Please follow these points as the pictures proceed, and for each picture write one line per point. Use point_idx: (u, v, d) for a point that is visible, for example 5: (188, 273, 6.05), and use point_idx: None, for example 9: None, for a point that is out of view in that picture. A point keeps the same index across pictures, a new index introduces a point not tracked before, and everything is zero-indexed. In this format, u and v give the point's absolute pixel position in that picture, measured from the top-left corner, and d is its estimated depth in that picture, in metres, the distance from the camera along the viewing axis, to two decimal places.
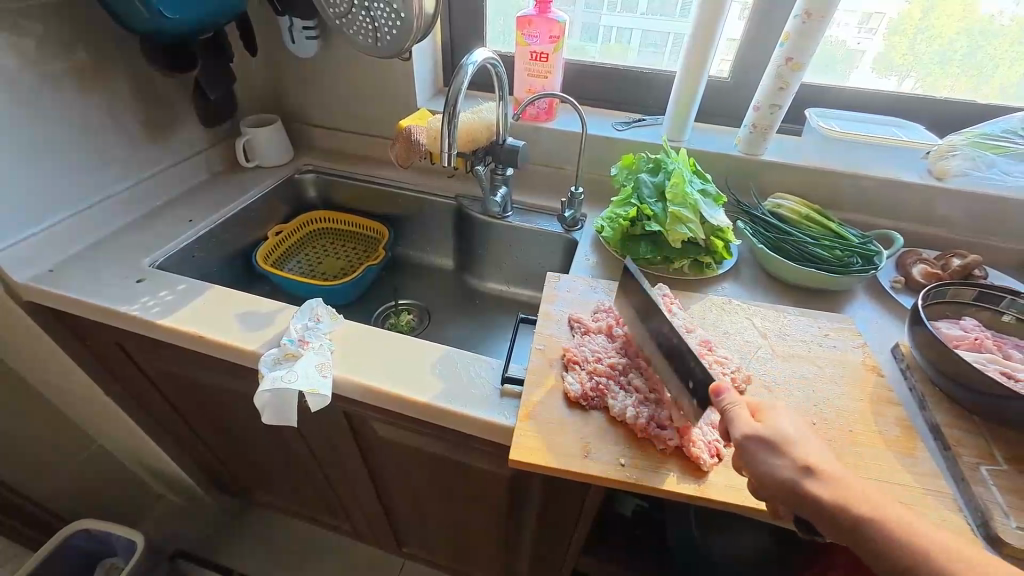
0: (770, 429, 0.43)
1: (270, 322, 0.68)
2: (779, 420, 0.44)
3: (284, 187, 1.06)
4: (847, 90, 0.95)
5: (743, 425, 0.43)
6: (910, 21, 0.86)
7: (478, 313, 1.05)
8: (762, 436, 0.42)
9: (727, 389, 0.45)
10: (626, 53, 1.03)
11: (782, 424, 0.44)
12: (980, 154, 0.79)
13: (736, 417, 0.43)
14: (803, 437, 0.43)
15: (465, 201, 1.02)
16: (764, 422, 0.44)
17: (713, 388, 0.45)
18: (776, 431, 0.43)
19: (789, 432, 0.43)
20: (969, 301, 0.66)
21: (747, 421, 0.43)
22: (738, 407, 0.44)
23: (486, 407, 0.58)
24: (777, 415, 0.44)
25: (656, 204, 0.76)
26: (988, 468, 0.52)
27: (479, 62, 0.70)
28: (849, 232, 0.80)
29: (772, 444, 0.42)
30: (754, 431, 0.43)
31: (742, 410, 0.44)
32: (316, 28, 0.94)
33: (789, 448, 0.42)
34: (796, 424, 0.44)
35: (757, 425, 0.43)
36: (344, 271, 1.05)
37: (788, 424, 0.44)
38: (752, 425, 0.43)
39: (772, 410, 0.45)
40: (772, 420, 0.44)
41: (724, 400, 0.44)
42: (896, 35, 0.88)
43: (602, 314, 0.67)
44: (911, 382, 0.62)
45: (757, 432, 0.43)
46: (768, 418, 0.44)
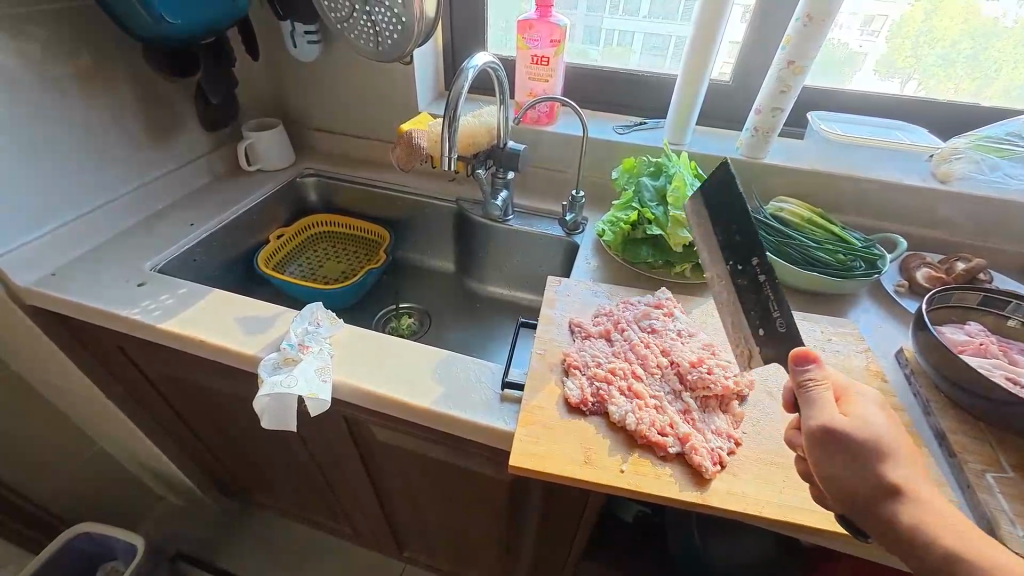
0: (859, 424, 0.40)
1: (271, 325, 0.68)
2: (870, 415, 0.41)
3: (286, 190, 1.06)
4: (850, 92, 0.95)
5: (827, 414, 0.41)
6: (913, 24, 0.86)
7: (479, 315, 1.05)
8: (847, 429, 0.40)
9: (814, 364, 0.42)
10: (628, 56, 1.03)
11: (873, 419, 0.41)
12: (982, 157, 0.79)
13: (819, 403, 0.42)
14: (893, 441, 0.41)
15: (466, 204, 1.02)
16: (853, 415, 0.41)
17: (796, 354, 0.43)
18: (866, 428, 0.40)
19: (879, 430, 0.41)
20: (974, 305, 0.65)
21: (832, 411, 0.41)
22: (825, 389, 0.42)
23: (486, 413, 0.58)
24: (868, 408, 0.42)
25: (657, 207, 0.76)
26: (994, 475, 0.51)
27: (479, 66, 0.70)
28: (852, 236, 0.80)
29: (858, 441, 0.40)
30: (839, 422, 0.40)
31: (828, 393, 0.42)
32: (318, 32, 0.94)
33: (879, 453, 0.40)
34: (887, 421, 0.41)
35: (846, 417, 0.41)
36: (345, 274, 1.05)
37: (879, 420, 0.41)
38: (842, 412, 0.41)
39: (861, 401, 0.42)
40: (861, 413, 0.41)
41: (808, 377, 0.43)
42: (898, 38, 0.87)
43: (602, 318, 0.66)
44: (915, 388, 0.61)
45: (843, 424, 0.40)
46: (854, 408, 0.42)
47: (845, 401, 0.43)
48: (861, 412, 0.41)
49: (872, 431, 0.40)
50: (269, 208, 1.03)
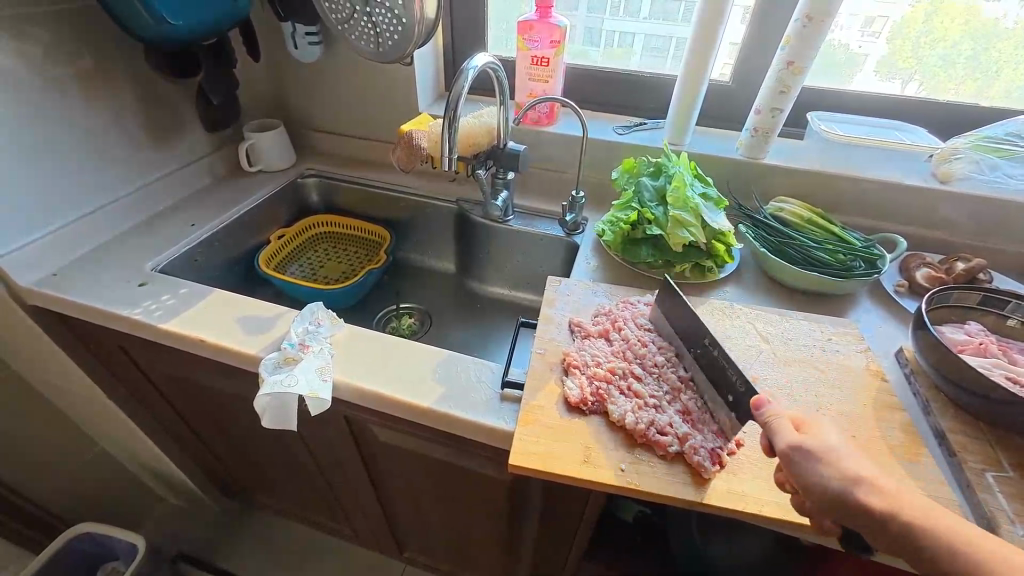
0: (817, 442, 0.41)
1: (272, 325, 0.68)
2: (826, 434, 0.42)
3: (287, 191, 1.07)
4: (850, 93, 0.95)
5: (787, 435, 0.41)
6: (912, 25, 0.86)
7: (479, 316, 1.05)
8: (809, 447, 0.41)
9: (769, 403, 0.43)
10: (628, 57, 1.03)
11: (830, 438, 0.42)
12: (981, 157, 0.79)
13: (779, 428, 0.42)
14: (852, 453, 0.41)
15: (466, 205, 1.02)
16: (810, 435, 0.42)
17: (755, 400, 0.44)
18: (826, 446, 0.41)
19: (838, 447, 0.41)
20: (974, 305, 0.65)
21: (792, 432, 0.41)
22: (782, 419, 0.42)
23: (486, 413, 0.58)
24: (824, 430, 0.42)
25: (657, 207, 0.76)
26: (994, 474, 0.51)
27: (479, 67, 0.70)
28: (852, 236, 0.80)
29: (820, 456, 0.40)
30: (798, 440, 0.41)
31: (786, 424, 0.42)
32: (319, 34, 0.95)
33: (841, 462, 0.40)
34: (844, 442, 0.42)
35: (804, 436, 0.41)
36: (346, 274, 1.05)
37: (838, 440, 0.42)
38: (796, 435, 0.41)
39: (817, 424, 0.43)
40: (819, 434, 0.42)
41: (765, 414, 0.43)
42: (898, 39, 0.87)
43: (602, 318, 0.67)
44: (915, 387, 0.61)
45: (805, 444, 0.41)
46: (814, 431, 0.42)
47: (804, 427, 0.43)
48: (818, 431, 0.42)
49: (829, 447, 0.41)
50: (270, 209, 1.03)
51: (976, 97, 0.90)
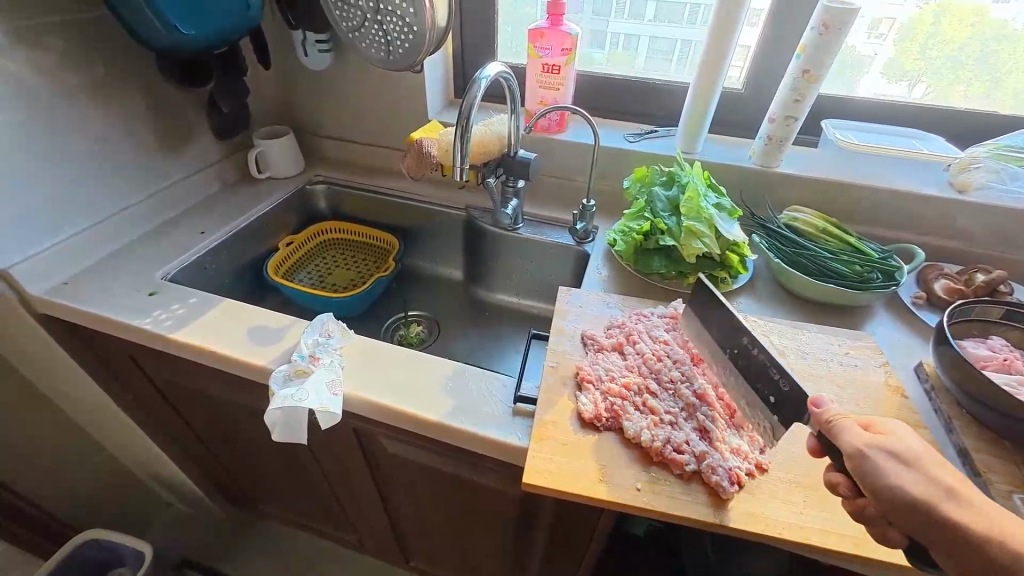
0: (895, 443, 0.40)
1: (281, 336, 0.68)
2: (903, 434, 0.41)
3: (296, 198, 1.07)
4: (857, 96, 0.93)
5: (857, 434, 0.40)
6: (922, 26, 0.85)
7: (488, 323, 1.05)
8: (886, 448, 0.39)
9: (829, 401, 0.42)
10: (633, 60, 1.02)
11: (907, 439, 0.40)
12: (1000, 166, 0.77)
13: (846, 427, 0.41)
14: (933, 457, 0.39)
15: (475, 213, 1.01)
16: (885, 437, 0.41)
17: (812, 398, 0.43)
18: (906, 449, 0.40)
19: (917, 449, 0.40)
20: (996, 319, 0.64)
21: (860, 432, 0.40)
22: (849, 420, 0.41)
23: (498, 428, 0.57)
24: (899, 432, 0.41)
25: (669, 218, 0.75)
26: (1022, 497, 0.50)
27: (492, 76, 0.70)
28: (868, 247, 0.78)
29: (897, 456, 0.39)
30: (871, 442, 0.40)
31: (852, 423, 0.41)
32: (329, 41, 0.94)
33: (919, 463, 0.39)
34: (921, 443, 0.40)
35: (879, 439, 0.40)
36: (354, 282, 1.05)
37: (912, 442, 0.40)
38: (869, 435, 0.40)
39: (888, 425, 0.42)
40: (893, 436, 0.41)
41: (826, 411, 0.42)
42: (906, 42, 0.87)
43: (614, 330, 0.66)
44: (936, 404, 0.60)
45: (877, 444, 0.40)
46: (886, 431, 0.41)
47: (875, 428, 0.42)
48: (893, 432, 0.41)
49: (907, 448, 0.39)
50: (278, 216, 1.03)
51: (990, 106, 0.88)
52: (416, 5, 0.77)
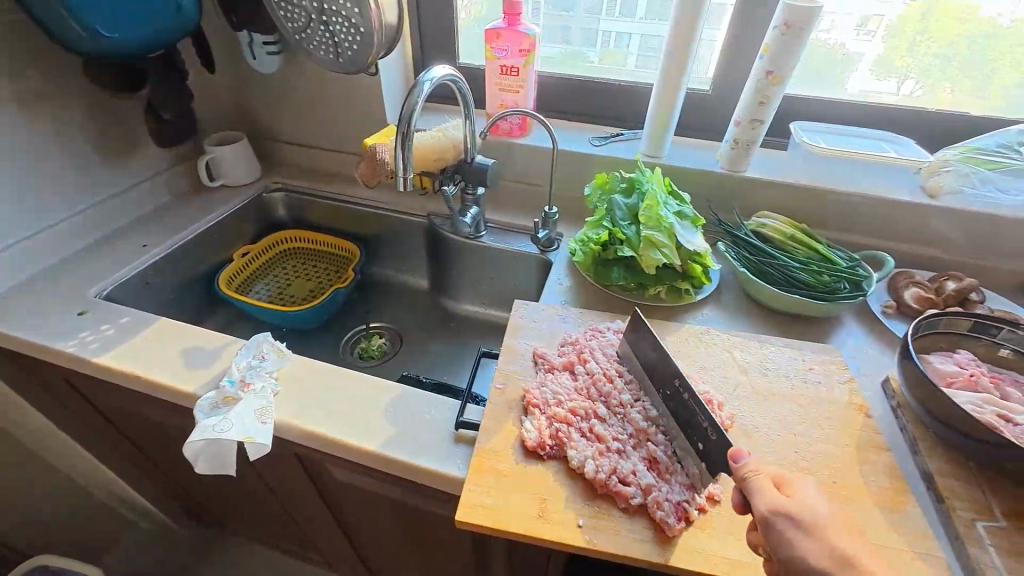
0: (802, 509, 0.39)
1: (214, 359, 0.64)
2: (811, 498, 0.40)
3: (251, 206, 1.02)
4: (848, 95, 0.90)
5: (768, 498, 0.39)
6: (911, 24, 0.82)
7: (452, 334, 1.01)
8: (790, 512, 0.39)
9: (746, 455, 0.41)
10: (625, 58, 0.97)
11: (814, 502, 0.40)
12: (969, 169, 0.75)
13: (757, 485, 0.40)
14: (833, 520, 0.39)
15: (436, 220, 0.98)
16: (793, 499, 0.40)
17: (729, 451, 0.42)
18: (810, 512, 0.39)
19: (822, 515, 0.39)
20: (965, 332, 0.61)
21: (772, 493, 0.39)
22: (760, 476, 0.40)
23: (438, 457, 0.53)
24: (807, 490, 0.41)
25: (629, 227, 0.71)
26: (984, 524, 0.47)
27: (437, 79, 0.65)
28: (836, 255, 0.75)
29: (803, 525, 0.39)
30: (783, 506, 0.39)
31: (765, 480, 0.40)
32: (278, 44, 0.90)
33: (820, 531, 0.39)
34: (826, 504, 0.41)
35: (789, 502, 0.40)
36: (314, 293, 1.01)
37: (820, 504, 0.40)
38: (780, 497, 0.39)
39: (798, 485, 0.41)
40: (800, 496, 0.40)
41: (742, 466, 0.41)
42: (895, 40, 0.83)
43: (567, 348, 0.62)
44: (901, 422, 0.57)
45: (785, 507, 0.39)
46: (796, 493, 0.41)
47: (785, 486, 0.41)
48: (800, 493, 0.41)
49: (812, 515, 0.39)
50: (231, 226, 0.98)
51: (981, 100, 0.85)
52: (361, 6, 0.74)
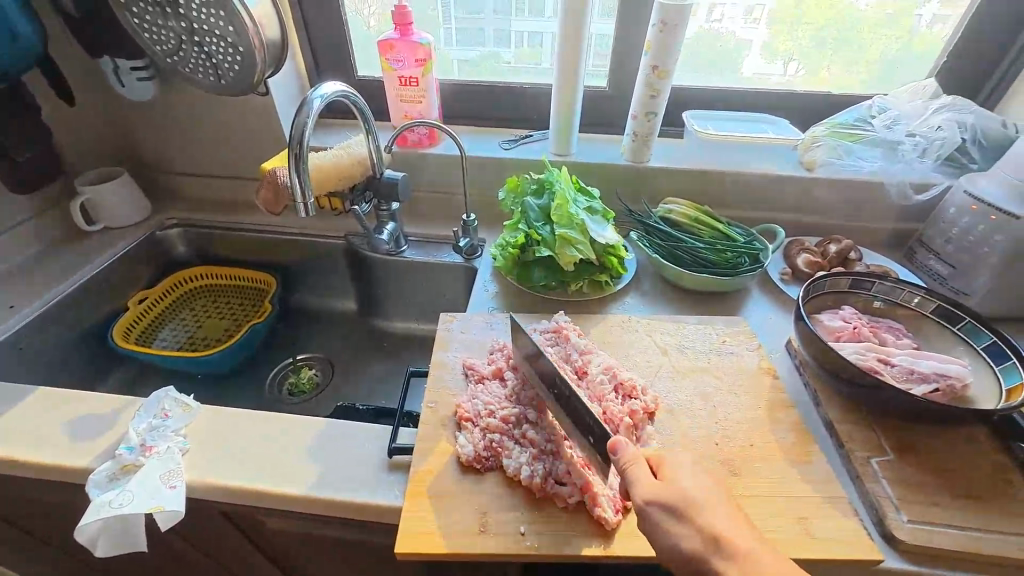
0: (670, 491, 0.41)
1: (108, 425, 0.57)
2: (684, 480, 0.42)
3: (142, 248, 0.93)
4: (745, 80, 0.96)
5: (641, 487, 0.41)
6: (788, 11, 0.87)
7: (387, 355, 0.97)
8: (661, 499, 0.41)
9: (624, 446, 0.44)
10: (541, 56, 0.97)
11: (686, 484, 0.42)
12: (837, 143, 0.84)
13: (633, 471, 0.42)
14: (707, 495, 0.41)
15: (354, 239, 0.94)
16: (664, 482, 0.42)
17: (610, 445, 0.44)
18: (680, 493, 0.41)
19: (694, 495, 0.41)
20: (846, 289, 0.68)
21: (646, 483, 0.42)
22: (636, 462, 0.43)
23: (373, 490, 0.51)
24: (681, 473, 0.43)
25: (543, 227, 0.72)
26: (877, 460, 0.53)
27: (327, 96, 0.62)
28: (736, 232, 0.81)
29: (675, 508, 0.40)
30: (652, 493, 0.41)
31: (639, 466, 0.43)
32: (149, 68, 0.81)
33: (694, 513, 0.40)
34: (700, 482, 0.42)
35: (659, 488, 0.41)
36: (228, 332, 0.93)
37: (692, 484, 0.42)
38: (651, 485, 0.42)
39: (674, 468, 0.43)
40: (673, 479, 0.42)
41: (621, 459, 0.43)
42: (778, 25, 0.89)
43: (495, 355, 0.62)
44: (804, 378, 0.63)
45: (656, 494, 0.41)
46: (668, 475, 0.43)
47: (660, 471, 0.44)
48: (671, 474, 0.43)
49: (681, 497, 0.41)
50: (121, 272, 0.89)
51: (855, 77, 0.93)
52: (236, 23, 0.69)
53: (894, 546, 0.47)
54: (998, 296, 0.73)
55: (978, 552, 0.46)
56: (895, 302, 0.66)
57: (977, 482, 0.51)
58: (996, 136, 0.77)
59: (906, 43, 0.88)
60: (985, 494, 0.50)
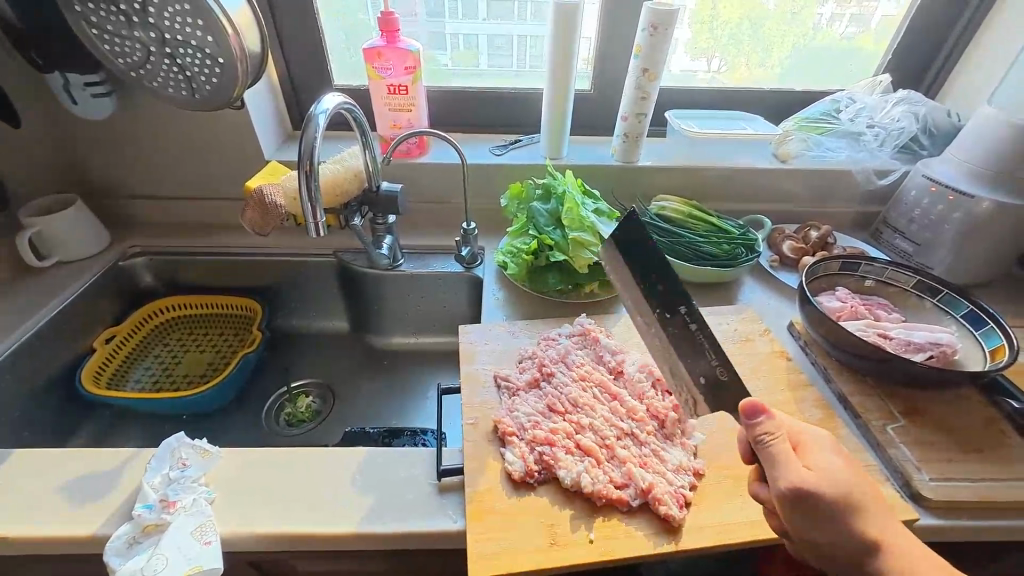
0: (822, 476, 0.41)
1: (114, 481, 0.51)
2: (828, 461, 0.42)
3: (105, 281, 0.84)
4: (672, 76, 0.99)
5: (796, 473, 0.41)
6: (706, 10, 0.91)
7: (389, 372, 0.92)
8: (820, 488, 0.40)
9: (765, 416, 0.42)
10: (477, 59, 0.97)
11: (833, 468, 0.42)
12: (807, 136, 0.90)
13: (783, 458, 0.41)
14: (854, 480, 0.42)
15: (346, 256, 0.90)
16: (814, 466, 0.42)
17: (750, 408, 0.42)
18: (830, 477, 0.41)
19: (841, 476, 0.42)
20: (837, 271, 0.73)
21: (796, 467, 0.41)
22: (783, 446, 0.42)
23: (427, 516, 0.49)
24: (824, 455, 0.43)
25: (554, 231, 0.73)
26: (893, 427, 0.57)
27: (331, 110, 0.59)
28: (728, 224, 0.85)
29: (830, 493, 0.40)
30: (807, 480, 0.41)
31: (786, 451, 0.42)
32: (105, 83, 0.74)
33: (845, 497, 0.41)
34: (842, 462, 0.43)
35: (811, 473, 0.41)
36: (212, 365, 0.86)
37: (837, 466, 0.42)
38: (808, 474, 0.41)
39: (817, 451, 0.43)
40: (821, 464, 0.42)
41: (761, 435, 0.42)
42: (698, 23, 0.92)
43: (526, 363, 0.62)
44: (812, 358, 0.67)
45: (813, 480, 0.41)
46: (814, 459, 0.43)
47: (804, 454, 0.43)
48: (819, 458, 0.43)
49: (834, 482, 0.41)
50: (83, 310, 0.80)
51: (764, 72, 0.99)
52: (215, 33, 0.64)
53: (923, 505, 0.51)
54: (962, 267, 0.81)
55: (991, 498, 0.51)
56: (883, 281, 0.72)
57: (980, 437, 0.57)
58: (943, 126, 0.87)
59: (809, 39, 0.95)
60: (986, 446, 0.56)
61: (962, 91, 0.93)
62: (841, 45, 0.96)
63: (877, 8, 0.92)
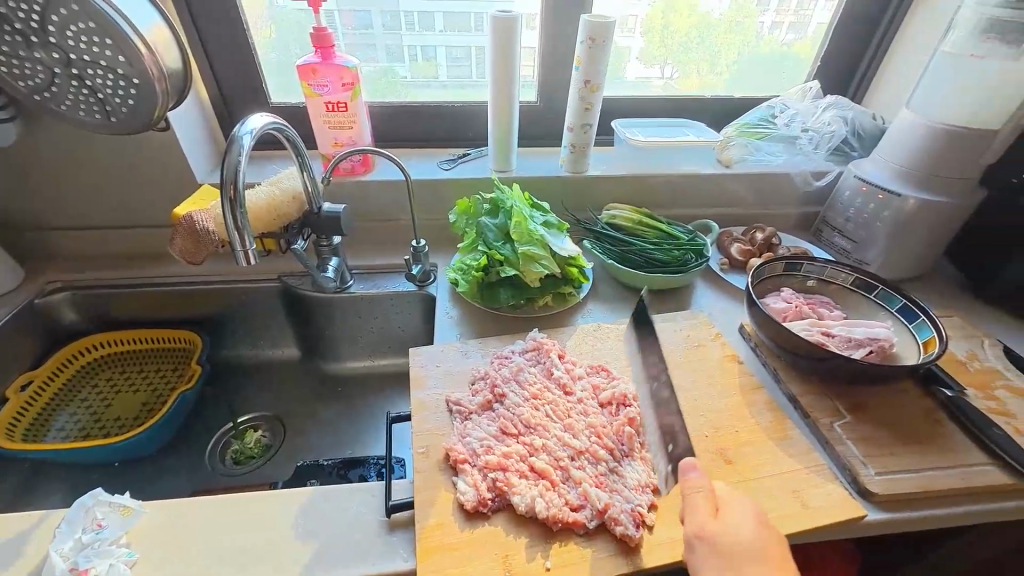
0: (724, 530, 0.42)
1: (17, 552, 0.46)
2: (741, 520, 0.43)
3: (21, 322, 0.77)
4: (627, 83, 1.01)
5: (697, 520, 0.42)
6: (656, 20, 0.93)
7: (343, 400, 0.88)
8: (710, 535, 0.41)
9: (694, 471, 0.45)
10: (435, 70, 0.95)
11: (739, 525, 0.42)
12: (748, 141, 0.93)
13: (695, 505, 0.43)
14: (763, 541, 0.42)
15: (291, 280, 0.86)
16: (721, 520, 0.43)
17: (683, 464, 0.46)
18: (732, 534, 0.42)
19: (748, 537, 0.42)
20: (782, 272, 0.75)
21: (701, 515, 0.43)
22: (699, 496, 0.44)
23: (375, 558, 0.46)
24: (740, 518, 0.43)
25: (503, 246, 0.72)
26: (839, 424, 0.59)
27: (257, 130, 0.56)
28: (677, 231, 0.86)
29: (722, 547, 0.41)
30: (704, 528, 0.42)
31: (701, 502, 0.43)
32: (8, 108, 0.68)
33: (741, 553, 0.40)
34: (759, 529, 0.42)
35: (715, 522, 0.42)
36: (148, 404, 0.80)
37: (746, 529, 0.42)
38: (706, 523, 0.42)
39: (732, 509, 0.44)
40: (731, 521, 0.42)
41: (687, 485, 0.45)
42: (650, 32, 0.94)
43: (479, 385, 0.60)
44: (762, 359, 0.69)
45: (708, 531, 0.42)
46: (726, 516, 0.43)
47: (720, 510, 0.44)
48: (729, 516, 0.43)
49: (736, 534, 0.42)
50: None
51: (714, 78, 1.02)
52: (127, 52, 0.59)
53: (870, 500, 0.52)
54: (895, 262, 0.84)
55: (931, 489, 0.53)
56: (824, 279, 0.75)
57: (919, 429, 0.58)
58: (870, 129, 0.91)
59: (754, 46, 0.98)
60: (925, 438, 0.58)
61: (886, 96, 0.98)
62: (784, 52, 1.00)
63: (813, 15, 0.95)
